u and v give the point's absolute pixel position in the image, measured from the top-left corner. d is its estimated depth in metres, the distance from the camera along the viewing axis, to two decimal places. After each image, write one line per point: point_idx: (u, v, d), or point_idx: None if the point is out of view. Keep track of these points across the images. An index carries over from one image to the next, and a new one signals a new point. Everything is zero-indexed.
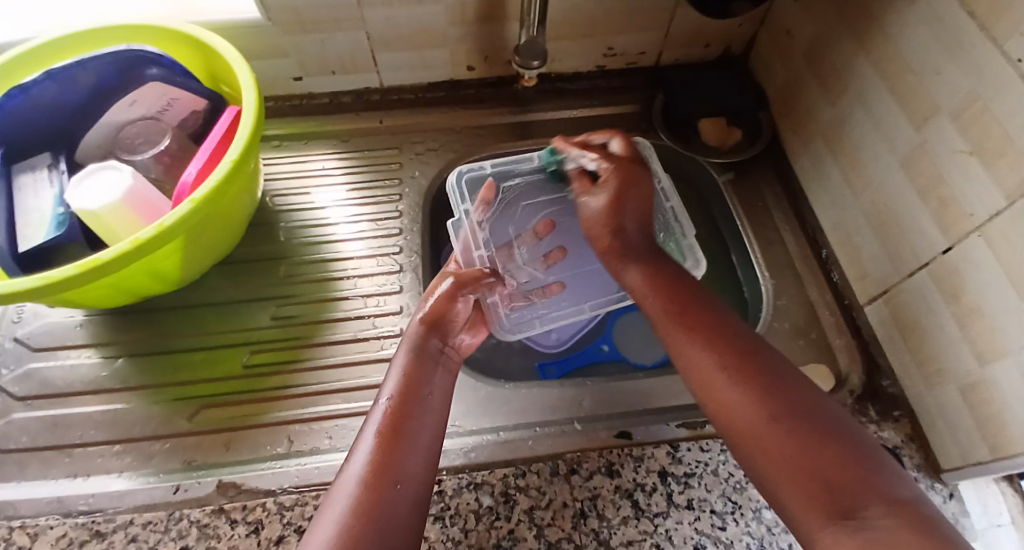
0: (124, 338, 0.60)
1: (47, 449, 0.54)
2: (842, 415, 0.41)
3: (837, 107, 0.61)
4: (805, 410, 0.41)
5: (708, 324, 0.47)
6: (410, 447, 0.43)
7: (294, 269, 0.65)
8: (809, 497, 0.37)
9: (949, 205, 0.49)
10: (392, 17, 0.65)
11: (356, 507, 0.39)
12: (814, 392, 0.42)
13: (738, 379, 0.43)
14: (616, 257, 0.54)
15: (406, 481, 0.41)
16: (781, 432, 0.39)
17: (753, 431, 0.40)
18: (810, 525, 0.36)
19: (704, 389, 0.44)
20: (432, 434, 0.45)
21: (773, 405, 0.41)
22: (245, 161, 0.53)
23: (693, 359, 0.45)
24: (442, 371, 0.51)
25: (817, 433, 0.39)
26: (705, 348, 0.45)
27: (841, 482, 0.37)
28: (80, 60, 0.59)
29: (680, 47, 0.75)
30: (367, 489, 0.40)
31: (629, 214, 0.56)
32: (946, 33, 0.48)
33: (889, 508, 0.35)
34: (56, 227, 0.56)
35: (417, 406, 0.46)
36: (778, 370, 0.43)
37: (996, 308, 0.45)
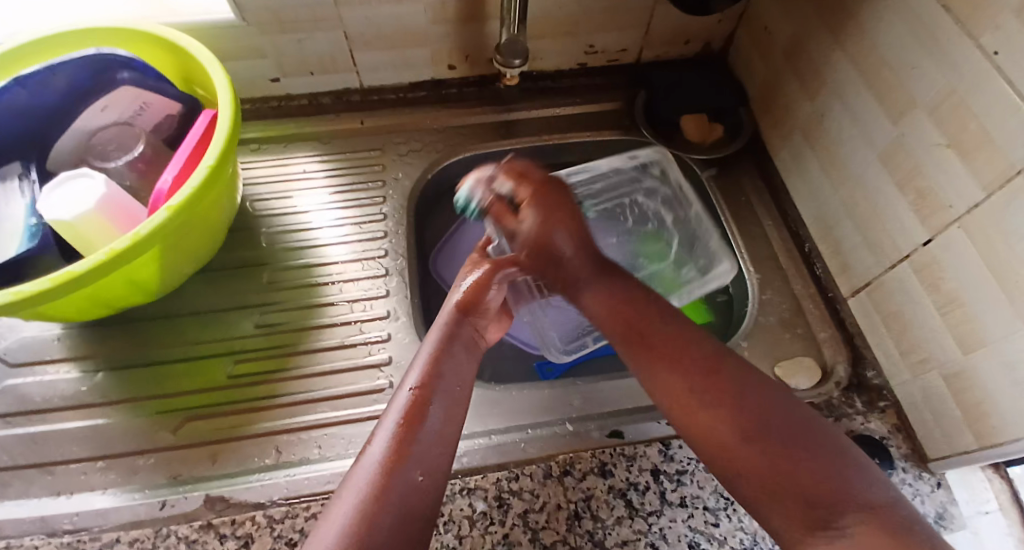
0: (103, 350, 0.58)
1: (27, 468, 0.52)
2: (814, 421, 0.41)
3: (816, 102, 0.61)
4: (781, 417, 0.41)
5: (672, 343, 0.47)
6: (434, 431, 0.43)
7: (277, 276, 0.64)
8: (787, 512, 0.38)
9: (928, 197, 0.50)
10: (371, 16, 0.64)
11: (374, 493, 0.38)
12: (784, 400, 0.43)
13: (708, 397, 0.43)
14: (571, 283, 0.55)
15: (426, 472, 0.41)
16: (754, 450, 0.40)
17: (728, 450, 0.41)
18: (793, 539, 0.37)
19: (675, 407, 0.44)
20: (456, 419, 0.45)
21: (748, 417, 0.41)
22: (222, 166, 0.52)
23: (662, 383, 0.45)
24: (470, 354, 0.51)
25: (795, 443, 0.40)
26: (672, 371, 0.45)
27: (819, 492, 0.37)
28: (50, 65, 0.58)
29: (661, 44, 0.75)
30: (384, 475, 0.39)
31: (557, 237, 0.55)
32: (922, 27, 0.48)
33: (863, 514, 0.36)
34: (29, 238, 0.54)
35: (443, 391, 0.46)
36: (751, 381, 0.44)
37: (976, 299, 0.46)
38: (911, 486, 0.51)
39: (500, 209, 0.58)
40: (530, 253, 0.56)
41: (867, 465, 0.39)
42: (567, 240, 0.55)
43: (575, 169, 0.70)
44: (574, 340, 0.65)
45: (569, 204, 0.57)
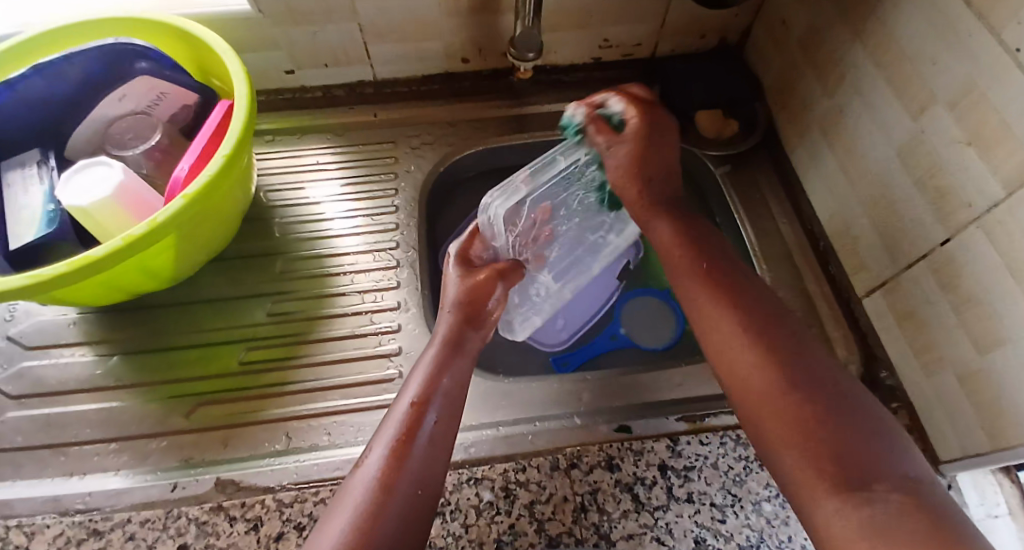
0: (117, 336, 0.59)
1: (42, 449, 0.53)
2: (852, 393, 0.40)
3: (833, 98, 0.61)
4: (827, 383, 0.40)
5: (737, 282, 0.47)
6: (431, 447, 0.43)
7: (290, 265, 0.64)
8: (817, 469, 0.37)
9: (946, 194, 0.49)
10: (386, 9, 0.65)
11: (369, 512, 0.38)
12: (827, 364, 0.42)
13: (764, 339, 0.42)
14: (644, 208, 0.54)
15: (423, 487, 0.41)
16: (793, 400, 0.39)
17: (765, 399, 0.40)
18: (816, 497, 0.36)
19: (720, 353, 0.44)
20: (453, 432, 0.45)
21: (792, 376, 0.40)
22: (237, 156, 0.52)
23: (721, 325, 0.45)
24: (470, 363, 0.50)
25: (834, 409, 0.38)
26: (734, 312, 0.44)
27: (852, 456, 0.36)
28: (66, 54, 0.58)
29: (676, 38, 0.75)
30: (381, 491, 0.39)
31: (653, 171, 0.55)
32: (942, 21, 0.47)
33: (897, 486, 0.35)
34: (47, 224, 0.55)
35: (442, 404, 0.45)
36: (805, 344, 0.43)
37: (993, 297, 0.45)
38: None
39: (601, 127, 0.55)
40: (620, 181, 0.54)
41: (902, 440, 0.38)
42: (657, 172, 0.55)
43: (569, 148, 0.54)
44: (577, 336, 0.67)
45: (670, 138, 0.56)
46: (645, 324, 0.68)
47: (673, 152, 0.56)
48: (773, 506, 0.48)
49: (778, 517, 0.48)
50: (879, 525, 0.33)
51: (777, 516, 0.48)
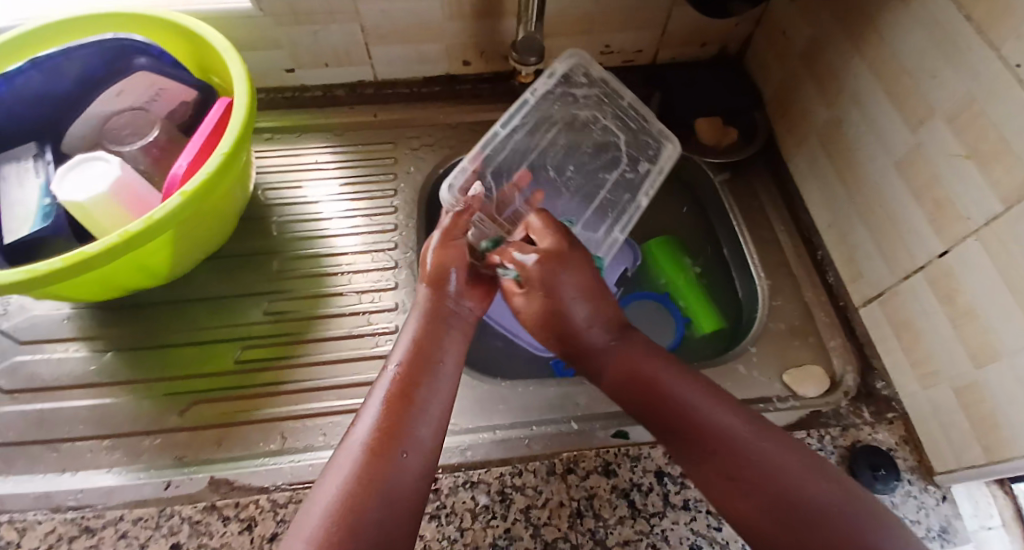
0: (112, 333, 0.59)
1: (35, 445, 0.53)
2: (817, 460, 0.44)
3: (832, 109, 0.61)
4: (795, 486, 0.41)
5: (688, 409, 0.46)
6: (419, 414, 0.44)
7: (287, 264, 0.64)
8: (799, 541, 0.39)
9: (944, 207, 0.49)
10: (389, 10, 0.65)
11: (358, 475, 0.39)
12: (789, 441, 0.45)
13: (716, 417, 0.46)
14: (591, 353, 0.53)
15: (413, 450, 0.42)
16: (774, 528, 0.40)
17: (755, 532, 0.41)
18: None
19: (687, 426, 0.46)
20: (444, 401, 0.46)
21: (757, 476, 0.42)
22: (237, 154, 0.52)
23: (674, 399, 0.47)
24: (456, 333, 0.51)
25: (809, 522, 0.40)
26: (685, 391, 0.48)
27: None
28: (65, 49, 0.57)
29: (677, 46, 0.75)
30: (370, 452, 0.41)
31: (571, 313, 0.53)
32: (942, 35, 0.48)
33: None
34: (42, 219, 0.55)
35: (428, 373, 0.46)
36: (759, 428, 0.45)
37: (989, 310, 0.46)
38: (916, 498, 0.50)
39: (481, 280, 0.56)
40: (540, 323, 0.54)
41: (882, 517, 0.40)
42: (582, 305, 0.53)
43: (508, 115, 0.63)
44: None
45: (579, 259, 0.55)
46: (649, 324, 0.69)
47: (591, 293, 0.54)
48: None
49: None
50: None
51: None
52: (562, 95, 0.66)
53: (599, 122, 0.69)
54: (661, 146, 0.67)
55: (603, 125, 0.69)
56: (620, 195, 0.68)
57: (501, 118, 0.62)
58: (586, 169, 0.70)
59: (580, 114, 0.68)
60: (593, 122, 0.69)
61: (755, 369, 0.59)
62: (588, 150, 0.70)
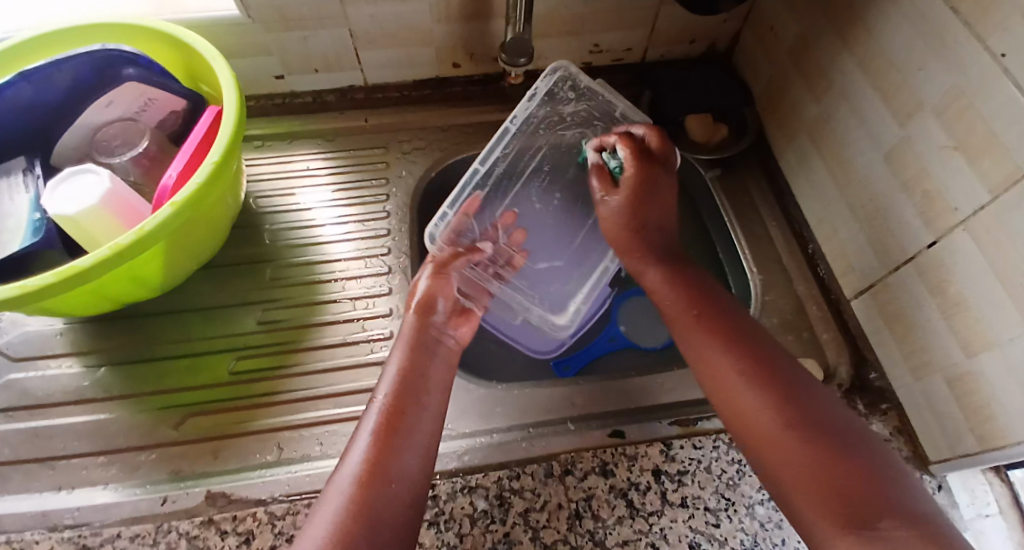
0: (106, 346, 0.58)
1: (30, 462, 0.52)
2: (855, 426, 0.42)
3: (821, 104, 0.61)
4: (827, 412, 0.43)
5: (734, 322, 0.49)
6: (407, 445, 0.43)
7: (279, 272, 0.64)
8: (827, 504, 0.38)
9: (933, 200, 0.49)
10: (377, 14, 0.64)
11: (348, 510, 0.39)
12: (829, 403, 0.44)
13: (755, 381, 0.45)
14: (638, 257, 0.57)
15: (400, 482, 0.41)
16: (796, 439, 0.41)
17: (771, 441, 0.42)
18: (827, 533, 0.37)
19: (720, 393, 0.46)
20: (432, 430, 0.46)
21: (792, 396, 0.44)
22: (226, 163, 0.51)
23: (710, 360, 0.47)
24: (442, 359, 0.51)
25: (837, 438, 0.41)
26: (726, 351, 0.47)
27: (854, 487, 0.38)
28: (54, 60, 0.57)
29: (666, 44, 0.75)
30: (359, 486, 0.40)
31: (646, 213, 0.58)
32: (929, 29, 0.48)
33: (902, 520, 0.36)
34: (32, 234, 0.54)
35: (415, 403, 0.46)
36: (785, 390, 0.44)
37: (981, 302, 0.46)
38: None
39: (602, 176, 0.62)
40: (609, 224, 0.60)
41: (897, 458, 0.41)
42: (654, 214, 0.58)
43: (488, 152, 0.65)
44: (563, 345, 0.66)
45: (664, 189, 0.59)
46: (648, 324, 0.68)
47: (670, 210, 0.59)
48: (766, 509, 0.48)
49: (772, 520, 0.48)
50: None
51: (770, 519, 0.48)
52: (548, 112, 0.68)
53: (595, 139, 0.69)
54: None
55: (595, 140, 0.69)
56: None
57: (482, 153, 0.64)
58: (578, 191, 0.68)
59: (569, 134, 0.69)
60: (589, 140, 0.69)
61: None
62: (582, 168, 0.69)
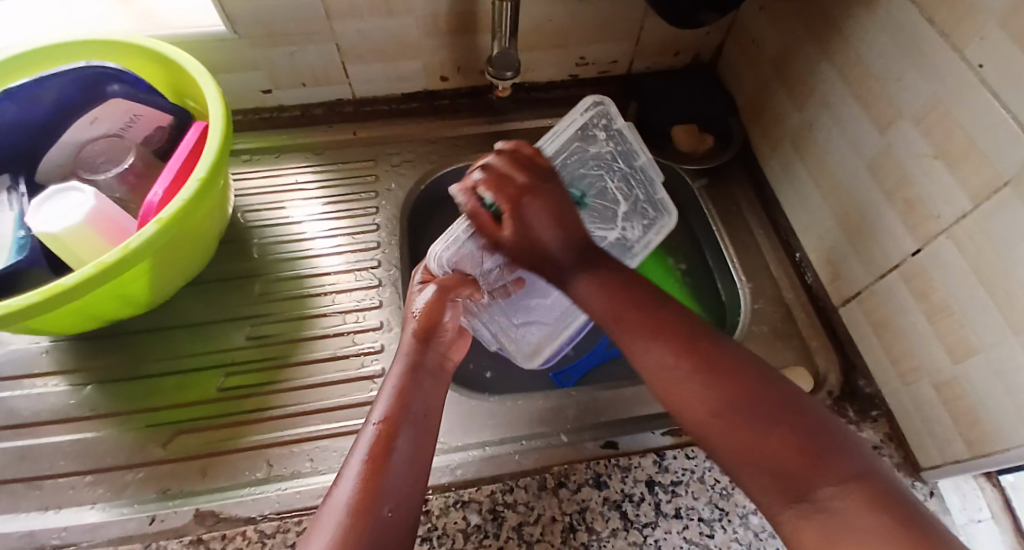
0: (93, 364, 0.58)
1: (15, 483, 0.52)
2: (803, 397, 0.40)
3: (804, 114, 0.62)
4: (757, 381, 0.40)
5: (665, 312, 0.45)
6: (401, 468, 0.42)
7: (269, 287, 0.63)
8: (764, 482, 0.37)
9: (916, 207, 0.50)
10: (365, 29, 0.65)
11: (344, 536, 0.37)
12: (769, 377, 0.41)
13: (691, 368, 0.42)
14: (554, 277, 0.51)
15: (396, 506, 0.40)
16: (731, 421, 0.39)
17: (711, 434, 0.40)
18: (772, 509, 0.36)
19: (662, 386, 0.43)
20: (426, 452, 0.44)
21: (729, 377, 0.40)
22: (213, 179, 0.51)
23: (647, 356, 0.44)
24: (434, 385, 0.49)
25: (775, 406, 0.39)
26: (659, 345, 0.43)
27: (790, 465, 0.36)
28: (38, 78, 0.56)
29: (652, 55, 0.76)
30: (355, 512, 0.39)
31: (538, 236, 0.50)
32: (907, 39, 0.49)
33: (841, 489, 0.35)
34: (17, 252, 0.54)
35: (410, 425, 0.44)
36: (727, 370, 0.41)
37: (965, 307, 0.47)
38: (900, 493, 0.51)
39: (478, 221, 0.51)
40: (512, 255, 0.52)
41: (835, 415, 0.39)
42: (550, 229, 0.50)
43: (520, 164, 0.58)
44: (558, 355, 0.66)
45: (554, 200, 0.51)
46: None
47: (558, 217, 0.50)
48: (760, 520, 0.48)
49: (765, 531, 0.48)
50: (829, 527, 0.34)
51: (764, 530, 0.48)
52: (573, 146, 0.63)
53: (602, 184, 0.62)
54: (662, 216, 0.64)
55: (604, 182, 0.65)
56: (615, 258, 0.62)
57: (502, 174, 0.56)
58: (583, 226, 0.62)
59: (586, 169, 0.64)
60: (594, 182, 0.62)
61: None
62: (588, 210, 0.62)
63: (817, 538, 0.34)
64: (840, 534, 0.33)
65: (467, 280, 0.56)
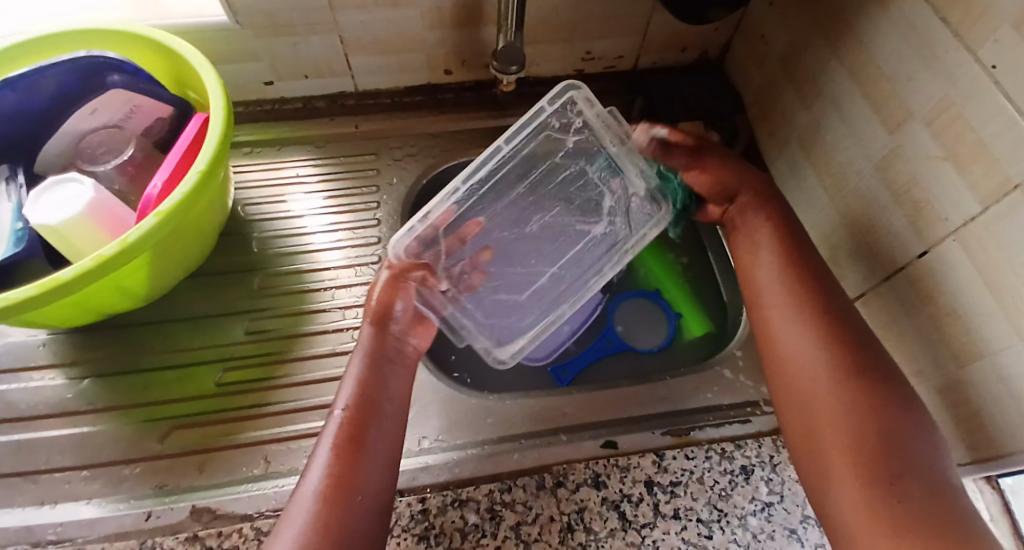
0: (90, 357, 0.57)
1: (12, 476, 0.51)
2: (907, 398, 0.43)
3: (812, 112, 0.61)
4: (861, 368, 0.44)
5: (810, 270, 0.51)
6: (370, 457, 0.43)
7: (268, 281, 0.63)
8: (851, 461, 0.41)
9: (924, 209, 0.49)
10: (367, 21, 0.64)
11: (317, 526, 0.38)
12: (885, 366, 0.45)
13: (813, 332, 0.47)
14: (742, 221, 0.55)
15: (368, 493, 0.41)
16: (836, 391, 0.44)
17: (810, 395, 0.45)
18: (843, 485, 0.41)
19: (767, 337, 0.49)
20: (393, 439, 0.45)
21: (855, 364, 0.45)
22: (213, 173, 0.51)
23: (771, 304, 0.50)
24: (401, 368, 0.50)
25: (878, 398, 0.43)
26: (789, 299, 0.49)
27: (883, 447, 0.41)
28: (38, 67, 0.56)
29: (658, 51, 0.75)
30: (326, 503, 0.39)
31: (729, 185, 0.56)
32: (919, 38, 0.48)
33: (925, 490, 0.38)
34: (15, 243, 0.53)
35: (376, 415, 0.45)
36: (838, 348, 0.46)
37: (972, 313, 0.46)
38: None
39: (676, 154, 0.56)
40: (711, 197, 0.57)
41: (928, 416, 0.43)
42: (731, 178, 0.55)
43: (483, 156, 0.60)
44: (559, 348, 0.67)
45: (717, 156, 0.56)
46: (640, 326, 0.69)
47: (744, 169, 0.56)
48: (759, 521, 0.48)
49: (765, 532, 0.48)
50: (898, 516, 0.38)
51: (763, 531, 0.48)
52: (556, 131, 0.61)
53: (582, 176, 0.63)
54: (659, 206, 0.60)
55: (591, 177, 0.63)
56: (600, 250, 0.62)
57: (463, 170, 0.58)
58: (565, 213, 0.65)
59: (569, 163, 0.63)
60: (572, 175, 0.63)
61: (744, 374, 0.58)
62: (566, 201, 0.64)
63: (884, 525, 0.38)
64: (908, 525, 0.37)
65: (420, 265, 0.55)
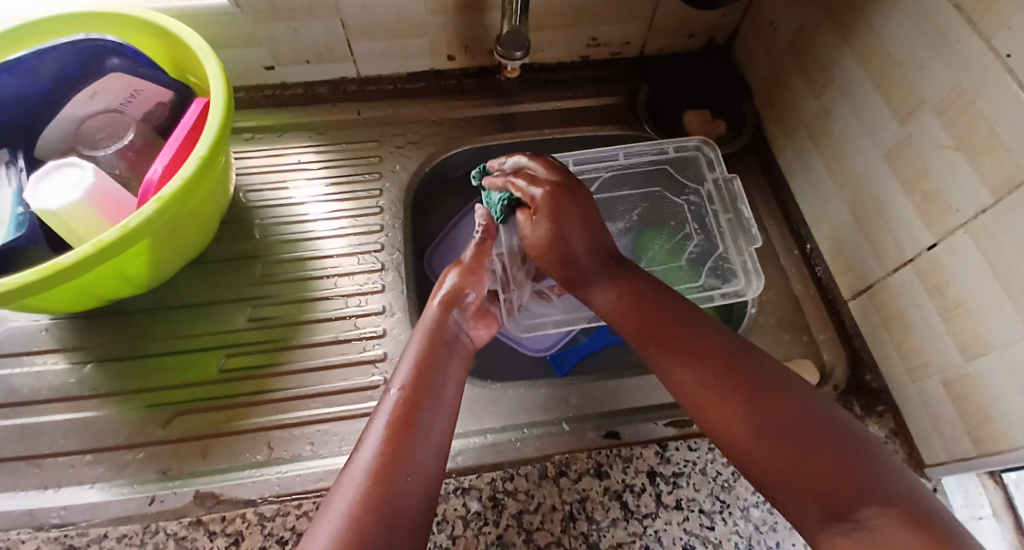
0: (94, 342, 0.57)
1: (15, 461, 0.52)
2: (832, 414, 0.41)
3: (821, 100, 0.60)
4: (783, 403, 0.41)
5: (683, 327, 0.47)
6: (422, 440, 0.42)
7: (271, 268, 0.63)
8: (807, 503, 0.38)
9: (933, 199, 0.49)
10: (370, 5, 0.63)
11: (365, 499, 0.37)
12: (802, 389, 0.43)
13: (724, 389, 0.43)
14: (581, 284, 0.54)
15: (414, 473, 0.40)
16: (772, 442, 0.40)
17: (751, 457, 0.41)
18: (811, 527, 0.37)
19: (697, 408, 0.44)
20: (445, 424, 0.44)
21: (749, 389, 0.42)
22: (214, 158, 0.50)
23: (678, 378, 0.45)
24: (457, 357, 0.49)
25: (811, 436, 0.39)
26: (688, 367, 0.45)
27: (833, 480, 0.37)
28: (37, 52, 0.55)
29: (665, 37, 0.74)
30: (371, 479, 0.38)
31: (566, 240, 0.53)
32: (931, 25, 0.47)
33: (881, 508, 0.35)
34: (17, 227, 0.53)
35: (430, 397, 0.44)
36: (762, 391, 0.42)
37: (980, 304, 0.45)
38: None
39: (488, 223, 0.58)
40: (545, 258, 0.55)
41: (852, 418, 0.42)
42: (578, 237, 0.54)
43: None
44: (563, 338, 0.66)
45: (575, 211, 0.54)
46: None
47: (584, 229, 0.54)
48: (761, 512, 0.48)
49: (766, 524, 0.48)
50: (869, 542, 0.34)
51: (765, 522, 0.48)
52: None
53: (710, 214, 0.66)
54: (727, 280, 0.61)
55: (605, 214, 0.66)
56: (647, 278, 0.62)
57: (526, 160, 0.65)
58: (645, 230, 0.66)
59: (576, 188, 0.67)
60: (725, 210, 0.65)
61: None
62: (677, 222, 0.66)
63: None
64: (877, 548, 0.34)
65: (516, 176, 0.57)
